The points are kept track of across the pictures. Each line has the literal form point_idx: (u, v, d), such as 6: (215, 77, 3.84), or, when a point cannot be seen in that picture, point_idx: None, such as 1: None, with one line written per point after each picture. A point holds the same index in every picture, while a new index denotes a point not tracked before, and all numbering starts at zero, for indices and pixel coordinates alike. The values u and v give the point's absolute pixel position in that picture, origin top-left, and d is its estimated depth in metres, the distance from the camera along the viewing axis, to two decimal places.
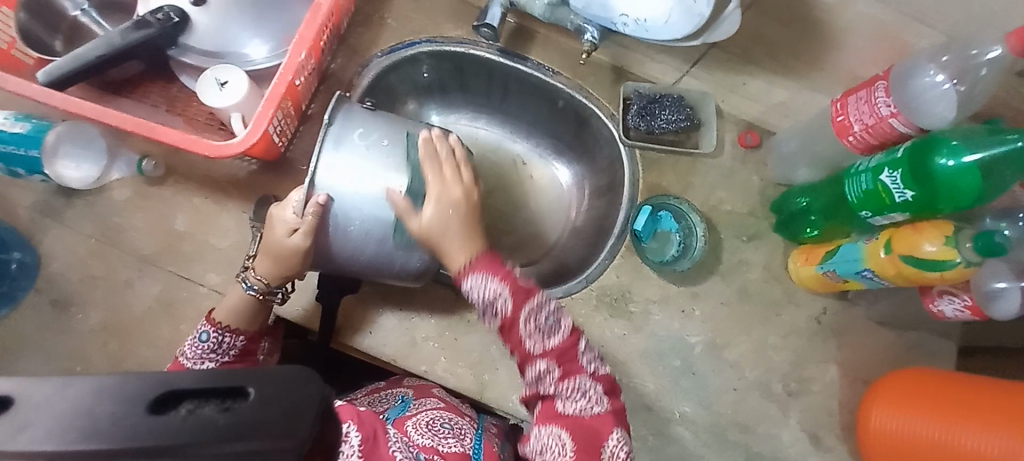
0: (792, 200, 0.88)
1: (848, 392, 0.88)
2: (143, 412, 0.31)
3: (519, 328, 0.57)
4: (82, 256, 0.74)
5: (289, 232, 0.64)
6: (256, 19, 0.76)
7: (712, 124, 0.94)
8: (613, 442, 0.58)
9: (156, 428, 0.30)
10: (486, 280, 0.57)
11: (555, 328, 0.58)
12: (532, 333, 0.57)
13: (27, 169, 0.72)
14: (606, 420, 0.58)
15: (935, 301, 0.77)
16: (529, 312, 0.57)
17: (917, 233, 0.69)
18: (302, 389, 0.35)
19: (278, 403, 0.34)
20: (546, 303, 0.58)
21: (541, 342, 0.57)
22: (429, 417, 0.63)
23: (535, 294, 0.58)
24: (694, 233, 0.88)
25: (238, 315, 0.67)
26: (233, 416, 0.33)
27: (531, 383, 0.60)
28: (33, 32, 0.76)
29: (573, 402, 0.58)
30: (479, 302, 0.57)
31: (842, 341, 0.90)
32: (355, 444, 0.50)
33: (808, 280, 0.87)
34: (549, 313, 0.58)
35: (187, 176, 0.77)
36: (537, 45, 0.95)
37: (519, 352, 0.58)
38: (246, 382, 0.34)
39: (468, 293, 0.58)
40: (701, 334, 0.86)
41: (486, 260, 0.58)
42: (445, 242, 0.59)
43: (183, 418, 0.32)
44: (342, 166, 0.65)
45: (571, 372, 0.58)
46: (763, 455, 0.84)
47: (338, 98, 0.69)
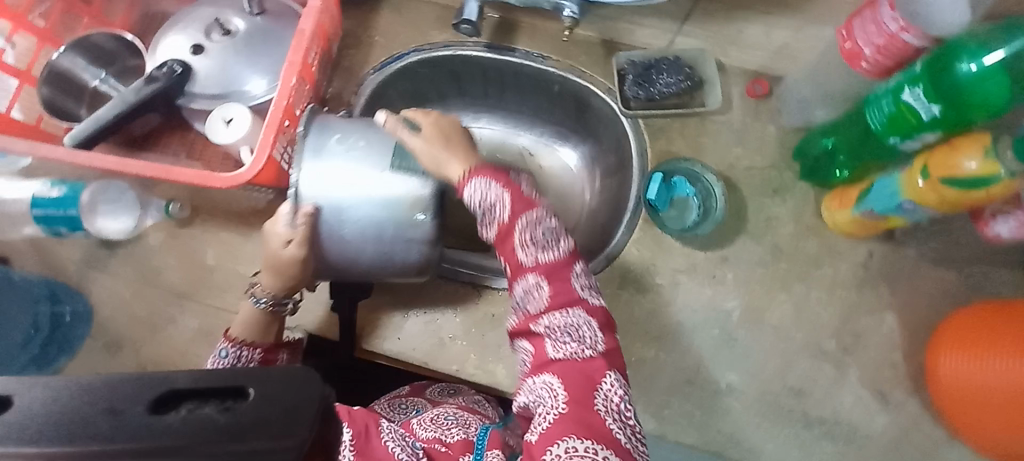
0: (814, 141, 0.83)
1: (913, 341, 0.81)
2: (144, 411, 0.31)
3: (514, 236, 0.59)
4: (127, 301, 0.79)
5: (283, 244, 0.66)
6: (252, 57, 0.80)
7: (717, 80, 0.89)
8: (607, 386, 0.54)
9: (154, 427, 0.30)
10: (488, 184, 0.61)
11: (551, 245, 0.59)
12: (525, 245, 0.59)
13: (68, 226, 0.78)
14: (598, 364, 0.55)
15: (990, 224, 0.70)
16: (525, 226, 0.59)
17: (954, 151, 0.62)
18: (303, 390, 0.34)
19: (279, 401, 0.33)
20: (544, 219, 0.59)
21: (535, 255, 0.58)
22: (440, 413, 0.65)
23: (537, 207, 0.60)
24: (712, 195, 0.84)
25: (252, 329, 0.67)
26: (234, 415, 0.32)
27: (523, 308, 0.59)
28: (60, 103, 0.84)
29: (563, 343, 0.56)
30: (479, 200, 0.61)
31: (897, 287, 0.82)
32: (346, 440, 0.50)
33: (845, 225, 0.81)
34: (546, 231, 0.59)
35: (210, 213, 0.82)
36: (524, 34, 0.95)
37: (512, 264, 0.60)
38: (246, 381, 0.34)
39: (468, 193, 0.62)
40: (736, 299, 0.82)
41: (484, 168, 0.63)
42: (443, 151, 0.65)
43: (182, 417, 0.31)
44: (325, 174, 0.69)
45: (561, 302, 0.57)
46: (825, 419, 0.78)
47: (311, 111, 0.74)
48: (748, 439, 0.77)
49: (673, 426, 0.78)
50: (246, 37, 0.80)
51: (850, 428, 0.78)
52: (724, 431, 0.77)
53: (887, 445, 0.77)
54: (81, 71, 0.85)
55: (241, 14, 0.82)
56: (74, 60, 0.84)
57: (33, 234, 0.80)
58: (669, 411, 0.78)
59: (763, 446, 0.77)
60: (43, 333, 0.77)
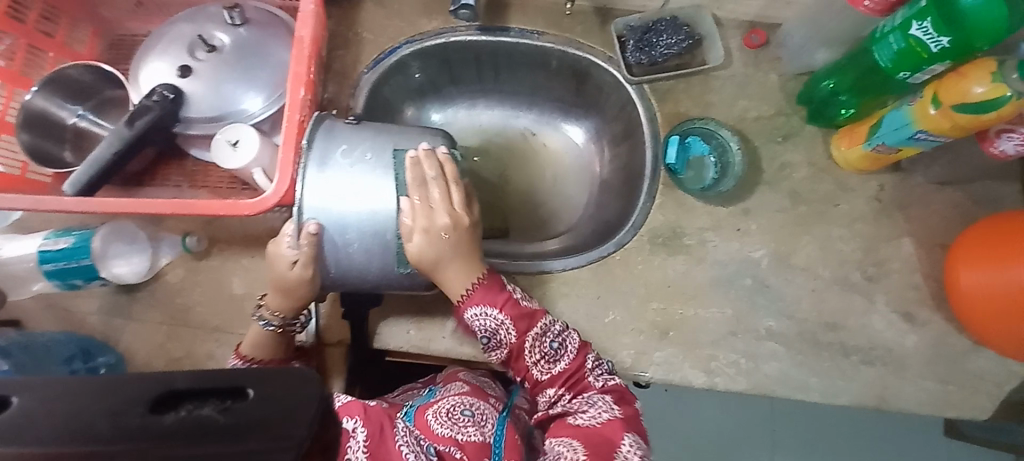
0: (816, 85, 0.85)
1: (929, 261, 0.85)
2: (143, 412, 0.36)
3: (526, 356, 0.68)
4: (160, 344, 0.77)
5: (290, 265, 0.65)
6: (244, 72, 0.76)
7: (714, 33, 0.90)
8: (625, 447, 0.63)
9: (153, 426, 0.35)
10: (488, 310, 0.68)
11: (560, 354, 0.69)
12: (537, 362, 0.68)
13: (83, 277, 0.75)
14: (616, 426, 0.64)
15: (995, 144, 0.74)
16: (534, 337, 0.68)
17: (964, 79, 0.64)
18: (298, 391, 0.39)
19: (273, 403, 0.38)
20: (550, 328, 0.69)
21: (547, 370, 0.68)
22: (450, 404, 0.69)
23: (542, 315, 0.70)
24: (728, 149, 0.86)
25: (260, 347, 0.70)
26: (232, 415, 0.37)
27: (542, 409, 0.69)
28: (42, 147, 0.79)
29: (584, 413, 0.66)
30: (483, 330, 0.69)
31: (910, 214, 0.86)
32: (361, 440, 0.59)
33: (856, 161, 0.84)
34: (553, 338, 0.69)
35: (229, 241, 0.79)
36: (514, 12, 0.93)
37: (529, 378, 0.69)
38: (245, 384, 0.39)
39: (471, 322, 0.69)
40: (763, 247, 0.85)
41: (485, 286, 0.68)
42: (441, 271, 0.67)
43: (180, 418, 0.36)
44: (329, 189, 0.65)
45: (579, 390, 0.68)
46: (861, 347, 0.82)
47: (319, 117, 0.70)
48: (795, 377, 0.81)
49: (722, 377, 0.81)
50: (234, 51, 0.76)
51: (884, 352, 0.82)
52: (772, 374, 0.81)
53: (919, 360, 0.82)
54: (58, 109, 0.81)
55: (223, 28, 0.77)
56: (49, 97, 0.80)
57: (42, 289, 0.76)
58: (717, 363, 0.81)
59: (810, 382, 0.81)
60: None
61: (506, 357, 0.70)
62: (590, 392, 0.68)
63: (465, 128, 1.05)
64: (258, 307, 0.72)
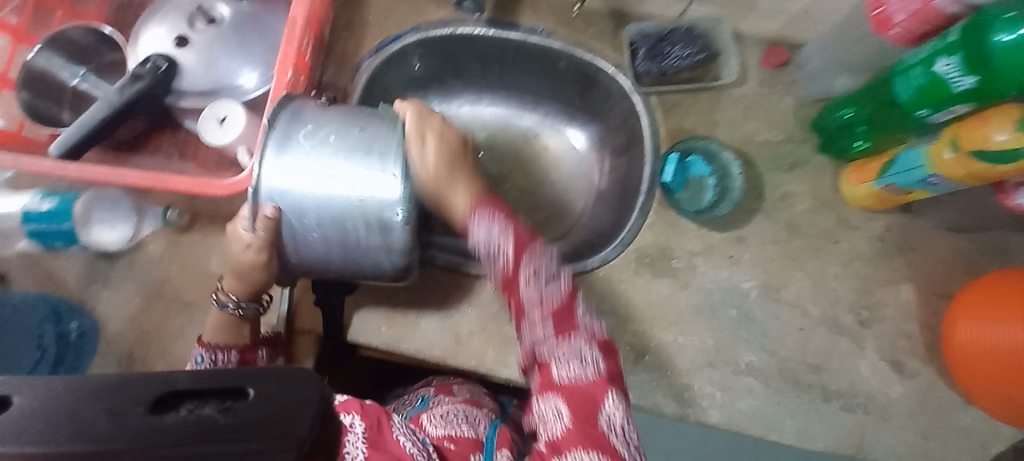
0: (833, 113, 0.80)
1: (927, 311, 0.81)
2: (144, 413, 0.35)
3: (519, 275, 0.59)
4: (134, 313, 0.77)
5: (244, 248, 0.65)
6: (240, 48, 0.75)
7: (730, 49, 0.86)
8: (610, 405, 0.56)
9: (156, 428, 0.34)
10: (493, 226, 0.61)
11: (553, 276, 0.60)
12: (529, 280, 0.59)
13: (65, 240, 0.75)
14: (601, 384, 0.57)
15: (1011, 197, 0.69)
16: (528, 266, 0.59)
17: (983, 124, 0.60)
18: (302, 389, 0.39)
19: (276, 402, 0.38)
20: (544, 259, 0.60)
21: (540, 289, 0.59)
22: (444, 410, 0.72)
23: (535, 244, 0.61)
24: (729, 174, 0.82)
25: (224, 330, 0.69)
26: (232, 415, 0.36)
27: (527, 343, 0.61)
28: (40, 107, 0.78)
29: (568, 365, 0.57)
30: (484, 246, 0.61)
31: (914, 258, 0.82)
32: (360, 432, 0.55)
33: (863, 199, 0.81)
34: (545, 264, 0.60)
35: (211, 217, 0.79)
36: (527, 9, 0.91)
37: (515, 301, 0.60)
38: (246, 383, 0.38)
39: (473, 236, 0.62)
40: (753, 279, 0.81)
41: (487, 208, 0.62)
42: (450, 193, 0.64)
43: (182, 418, 0.35)
44: (289, 171, 0.63)
45: (565, 334, 0.58)
46: (843, 393, 0.79)
47: (288, 96, 0.68)
48: (769, 416, 0.78)
49: (693, 407, 0.78)
50: (232, 26, 0.75)
51: (866, 400, 0.79)
52: (745, 409, 0.78)
53: (903, 411, 0.79)
54: (59, 70, 0.79)
55: (224, 1, 0.76)
56: (50, 57, 0.79)
57: (24, 248, 0.77)
58: (690, 392, 0.79)
59: (784, 422, 0.78)
60: (53, 353, 0.75)
61: (500, 284, 0.62)
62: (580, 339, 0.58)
63: (465, 123, 1.02)
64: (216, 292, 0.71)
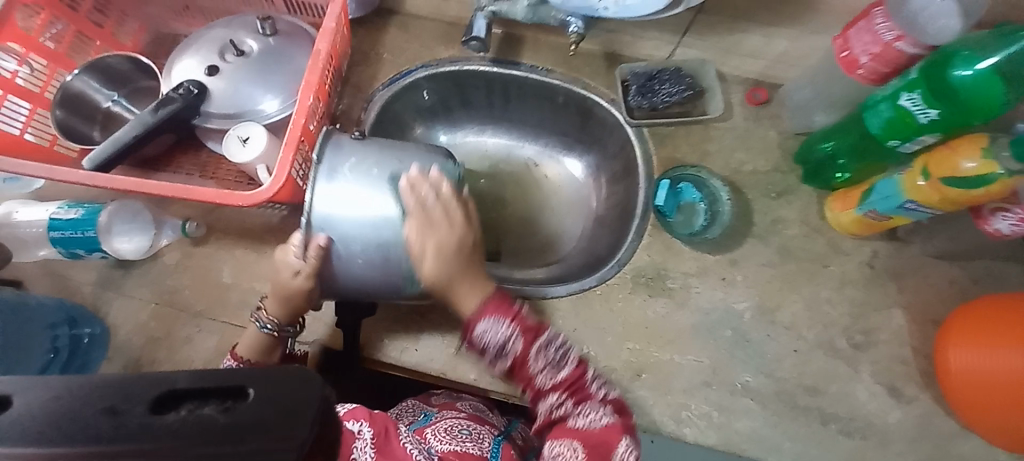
0: (814, 146, 0.86)
1: (922, 336, 0.82)
2: (141, 413, 0.31)
3: (531, 364, 0.62)
4: (144, 322, 0.79)
5: (292, 274, 0.68)
6: (264, 77, 0.81)
7: (715, 87, 0.93)
8: (624, 451, 0.60)
9: (149, 429, 0.30)
10: (499, 324, 0.62)
11: (563, 360, 0.63)
12: (543, 369, 0.62)
13: (85, 249, 0.78)
14: (616, 430, 0.60)
15: (990, 221, 0.72)
16: (540, 347, 0.62)
17: (953, 153, 0.65)
18: (306, 389, 0.33)
19: (280, 403, 0.32)
20: (553, 338, 0.63)
21: (551, 376, 0.62)
22: (448, 424, 0.73)
23: (547, 329, 0.63)
24: (719, 199, 0.87)
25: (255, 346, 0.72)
26: (235, 415, 0.31)
27: (540, 416, 0.63)
28: (72, 124, 0.84)
29: (583, 417, 0.61)
30: (492, 345, 0.62)
31: (903, 284, 0.84)
32: (368, 438, 0.60)
33: (850, 226, 0.83)
34: (556, 348, 0.63)
35: (226, 231, 0.84)
36: (528, 49, 0.98)
37: (530, 386, 0.63)
38: (246, 382, 0.33)
39: (479, 336, 0.62)
40: (747, 300, 0.83)
41: (495, 300, 0.63)
42: (455, 290, 0.65)
43: (183, 418, 0.31)
44: (337, 201, 0.68)
45: (579, 401, 0.62)
46: (843, 417, 0.78)
47: (326, 132, 0.73)
48: (768, 438, 0.77)
49: (692, 428, 0.78)
50: (260, 57, 0.82)
51: (867, 425, 0.78)
52: (744, 431, 0.77)
53: (905, 437, 0.78)
54: (93, 93, 0.86)
55: (254, 35, 0.84)
56: (86, 81, 0.86)
57: (48, 255, 0.81)
58: (688, 413, 0.78)
59: (785, 446, 0.77)
60: (61, 358, 0.76)
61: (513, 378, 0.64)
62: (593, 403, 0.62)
63: (468, 151, 1.09)
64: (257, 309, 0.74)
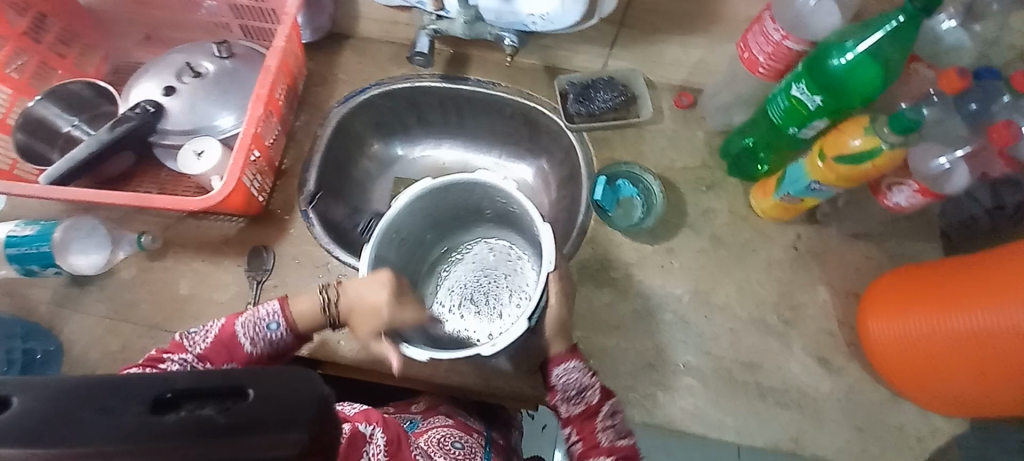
0: (734, 141, 0.94)
1: (846, 310, 0.88)
2: (144, 411, 0.38)
3: (595, 420, 0.75)
4: (100, 336, 0.80)
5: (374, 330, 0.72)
6: (219, 95, 0.86)
7: (645, 94, 1.02)
8: None
9: (154, 426, 0.37)
10: (576, 371, 0.75)
11: (622, 431, 0.75)
12: (605, 431, 0.74)
13: (41, 263, 0.79)
14: None
15: (888, 196, 0.78)
16: (603, 419, 0.75)
17: (842, 134, 0.73)
18: (302, 389, 0.40)
19: (273, 401, 0.39)
20: (616, 413, 0.75)
21: (613, 441, 0.74)
22: (440, 434, 0.75)
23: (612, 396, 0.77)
24: (652, 192, 0.93)
25: (310, 322, 0.73)
26: (231, 415, 0.38)
27: None
28: (32, 145, 0.87)
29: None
30: (568, 387, 0.75)
31: (825, 263, 0.90)
32: (381, 444, 0.60)
33: (770, 209, 0.90)
34: (618, 419, 0.75)
35: (184, 244, 0.86)
36: (474, 66, 1.05)
37: (588, 443, 0.74)
38: (247, 384, 0.40)
39: (557, 379, 0.75)
40: (683, 285, 0.89)
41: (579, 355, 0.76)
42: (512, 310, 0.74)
43: (181, 417, 0.37)
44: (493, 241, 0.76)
45: None
46: (777, 389, 0.83)
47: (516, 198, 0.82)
48: (709, 414, 0.82)
49: (639, 408, 0.82)
50: (216, 77, 0.87)
51: (800, 395, 0.83)
52: (686, 408, 0.82)
53: (837, 406, 0.83)
54: (55, 118, 0.89)
55: (210, 58, 0.89)
56: (48, 106, 0.88)
57: (5, 275, 0.82)
58: (634, 394, 0.82)
59: (724, 419, 0.82)
60: (16, 371, 0.77)
61: (574, 430, 0.76)
62: None
63: (427, 163, 1.15)
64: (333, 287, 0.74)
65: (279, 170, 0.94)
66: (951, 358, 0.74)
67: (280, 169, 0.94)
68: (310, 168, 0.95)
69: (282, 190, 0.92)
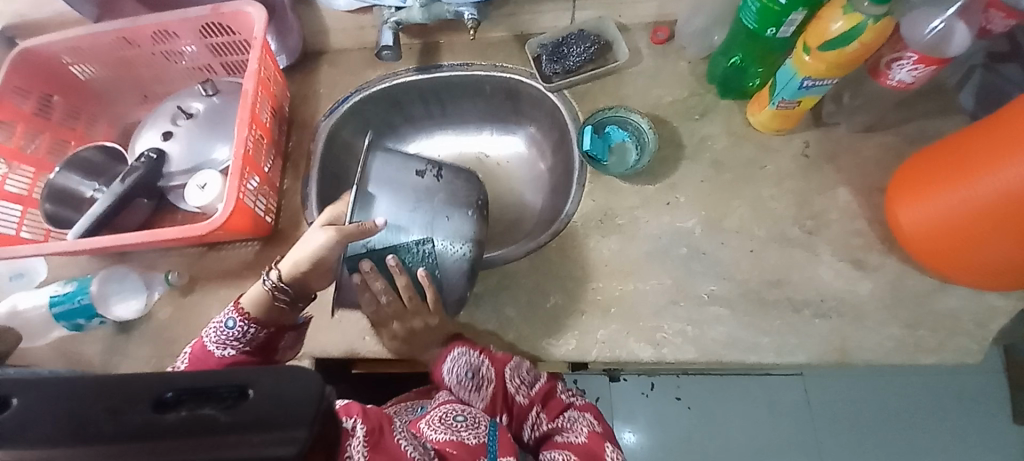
0: (718, 62, 0.91)
1: (871, 207, 0.83)
2: (145, 411, 0.39)
3: (507, 386, 0.77)
4: (149, 374, 0.86)
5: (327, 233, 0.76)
6: (212, 130, 0.91)
7: (619, 38, 1.00)
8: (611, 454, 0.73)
9: (159, 426, 0.38)
10: (463, 356, 0.77)
11: (534, 380, 0.79)
12: (517, 387, 0.77)
13: (85, 316, 0.86)
14: (598, 438, 0.74)
15: (890, 75, 0.74)
16: (512, 373, 0.78)
17: (822, 20, 0.69)
18: (303, 386, 0.40)
19: (274, 397, 0.39)
20: (521, 365, 0.78)
21: (526, 394, 0.78)
22: (442, 412, 0.71)
23: (509, 360, 0.78)
24: (643, 131, 0.91)
25: (261, 309, 0.75)
26: (233, 414, 0.39)
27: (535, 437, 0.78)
28: (62, 214, 0.93)
29: (569, 435, 0.75)
30: (463, 374, 0.77)
31: (840, 164, 0.86)
32: (361, 435, 0.54)
33: (771, 121, 0.87)
34: (526, 370, 0.79)
35: (208, 276, 0.91)
36: (445, 51, 1.07)
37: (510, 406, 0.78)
38: (248, 383, 0.40)
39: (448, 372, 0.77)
40: (693, 217, 0.87)
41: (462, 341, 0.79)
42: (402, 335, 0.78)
43: (183, 417, 0.39)
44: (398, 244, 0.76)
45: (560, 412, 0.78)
46: (812, 300, 0.80)
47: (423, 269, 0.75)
48: (744, 338, 0.79)
49: (669, 347, 0.80)
50: (206, 115, 0.92)
51: (838, 302, 0.79)
52: (719, 338, 0.79)
53: (880, 305, 0.79)
54: (79, 186, 0.95)
55: (198, 98, 0.94)
56: (68, 176, 0.95)
57: (59, 334, 0.89)
58: (663, 333, 0.81)
59: (762, 341, 0.79)
60: None
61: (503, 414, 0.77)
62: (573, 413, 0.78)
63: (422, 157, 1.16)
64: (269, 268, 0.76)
65: (281, 190, 0.98)
66: (990, 226, 0.68)
67: (281, 189, 0.98)
68: (309, 182, 0.98)
69: (288, 208, 0.96)
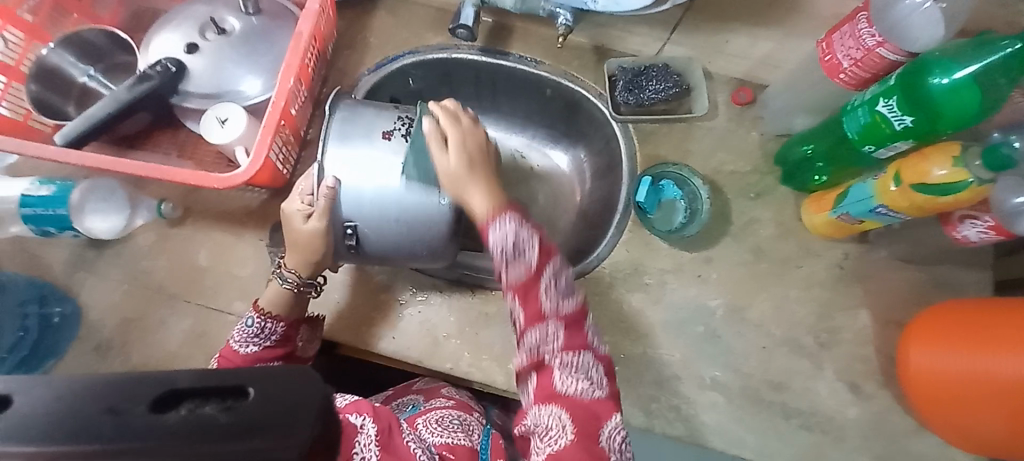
0: (793, 148, 0.86)
1: (884, 338, 0.84)
2: (144, 412, 0.28)
3: (539, 294, 0.59)
4: (117, 302, 0.79)
5: (303, 219, 0.71)
6: (246, 57, 0.79)
7: (701, 87, 0.93)
8: (611, 425, 0.57)
9: (152, 431, 0.27)
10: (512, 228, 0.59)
11: (570, 291, 0.60)
12: (549, 291, 0.59)
13: (57, 226, 0.77)
14: (606, 404, 0.58)
15: (958, 228, 0.74)
16: (552, 272, 0.60)
17: (925, 160, 0.66)
18: (303, 387, 0.29)
19: (280, 401, 0.29)
20: (561, 271, 0.60)
21: (558, 302, 0.59)
22: (439, 415, 0.70)
23: (556, 258, 0.60)
24: (698, 197, 0.88)
25: (280, 304, 0.72)
26: (234, 415, 0.28)
27: (530, 350, 0.60)
28: (48, 100, 0.83)
29: (574, 381, 0.58)
30: (504, 247, 0.59)
31: (869, 287, 0.86)
32: (371, 434, 0.53)
33: (822, 226, 0.85)
34: (565, 279, 0.60)
35: (202, 214, 0.82)
36: (516, 39, 0.97)
37: (534, 310, 0.59)
38: (246, 380, 0.29)
39: (490, 240, 0.60)
40: (719, 297, 0.85)
41: (509, 213, 0.61)
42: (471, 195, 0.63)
43: (182, 418, 0.28)
44: (357, 167, 0.72)
45: (574, 347, 0.59)
46: (803, 412, 0.82)
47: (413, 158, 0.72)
48: (729, 431, 0.81)
49: (660, 419, 0.81)
50: (241, 36, 0.80)
51: (825, 420, 0.81)
52: (709, 423, 0.81)
53: (860, 433, 0.81)
54: (69, 67, 0.85)
55: (236, 14, 0.81)
56: (63, 54, 0.84)
57: (20, 232, 0.80)
58: (657, 404, 0.81)
59: (744, 437, 0.80)
60: (34, 335, 0.76)
61: (517, 298, 0.59)
62: (587, 354, 0.60)
63: None
64: (276, 268, 0.75)
65: (304, 140, 0.89)
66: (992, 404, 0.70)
67: (304, 139, 0.89)
68: None
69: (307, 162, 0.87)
